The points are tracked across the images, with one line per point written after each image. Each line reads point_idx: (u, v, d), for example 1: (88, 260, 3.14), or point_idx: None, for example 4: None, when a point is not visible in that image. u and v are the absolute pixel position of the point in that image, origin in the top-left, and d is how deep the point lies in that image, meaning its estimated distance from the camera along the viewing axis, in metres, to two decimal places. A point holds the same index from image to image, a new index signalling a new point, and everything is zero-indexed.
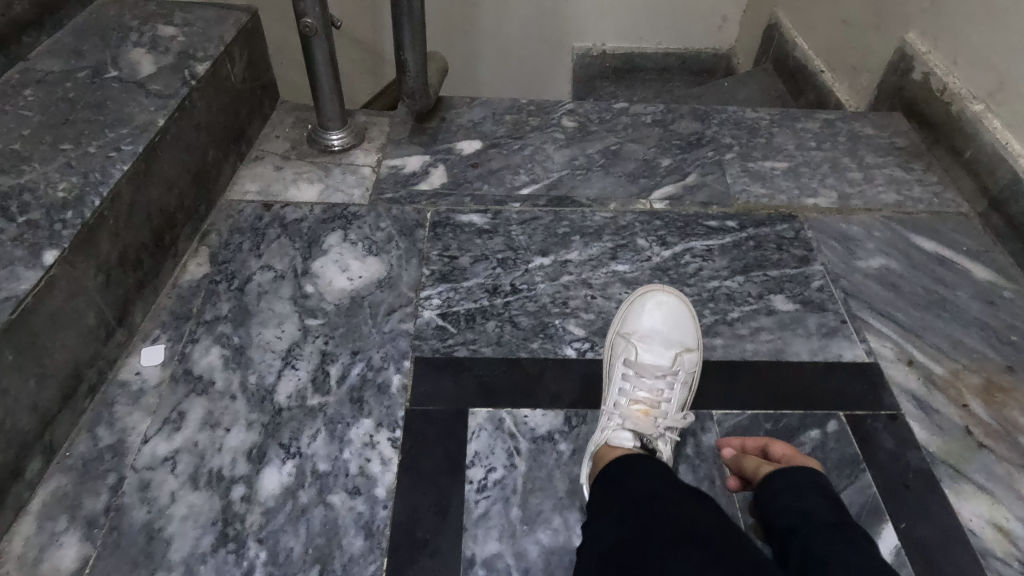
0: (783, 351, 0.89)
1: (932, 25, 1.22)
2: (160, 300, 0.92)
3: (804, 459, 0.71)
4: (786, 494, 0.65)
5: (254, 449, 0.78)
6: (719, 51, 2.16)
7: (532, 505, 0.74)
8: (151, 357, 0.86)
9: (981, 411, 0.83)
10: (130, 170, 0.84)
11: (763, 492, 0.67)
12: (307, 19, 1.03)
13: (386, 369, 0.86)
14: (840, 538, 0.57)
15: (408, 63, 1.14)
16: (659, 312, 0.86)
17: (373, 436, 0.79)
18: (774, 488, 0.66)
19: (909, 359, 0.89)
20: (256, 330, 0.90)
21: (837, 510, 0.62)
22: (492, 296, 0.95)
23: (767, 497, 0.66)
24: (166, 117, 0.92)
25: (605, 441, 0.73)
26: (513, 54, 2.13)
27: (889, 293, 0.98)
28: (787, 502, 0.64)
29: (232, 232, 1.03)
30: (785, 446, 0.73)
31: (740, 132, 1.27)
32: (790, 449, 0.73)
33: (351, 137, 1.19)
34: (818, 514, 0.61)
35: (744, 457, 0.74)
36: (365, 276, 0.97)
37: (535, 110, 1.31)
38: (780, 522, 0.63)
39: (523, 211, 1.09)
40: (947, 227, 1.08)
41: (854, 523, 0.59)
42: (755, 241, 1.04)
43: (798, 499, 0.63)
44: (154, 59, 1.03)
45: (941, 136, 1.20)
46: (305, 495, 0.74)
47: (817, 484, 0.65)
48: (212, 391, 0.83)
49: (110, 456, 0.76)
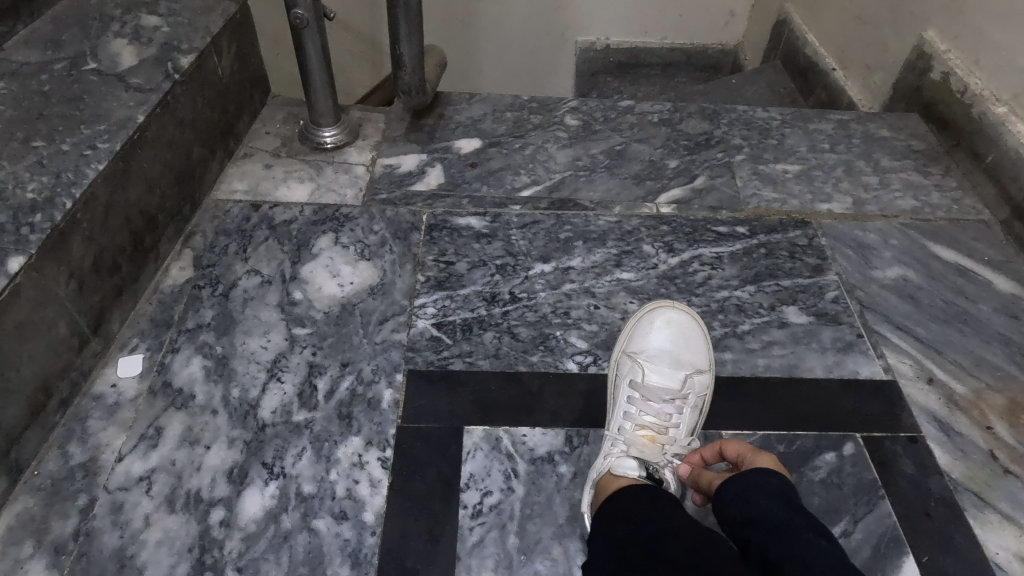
0: (797, 367, 0.84)
1: (953, 23, 1.16)
2: (140, 306, 0.88)
3: (760, 455, 0.64)
4: (736, 502, 0.59)
5: (235, 469, 0.73)
6: (726, 47, 2.11)
7: (530, 532, 0.70)
8: (127, 368, 0.81)
9: (1007, 435, 0.78)
10: (106, 170, 0.79)
11: (716, 503, 0.61)
12: (297, 10, 0.97)
13: (377, 384, 0.81)
14: (794, 541, 0.51)
15: (404, 57, 1.09)
16: (667, 330, 0.82)
17: (361, 456, 0.74)
18: (725, 497, 0.60)
19: (929, 377, 0.84)
20: (241, 339, 0.85)
21: (793, 508, 0.56)
22: (490, 305, 0.90)
23: (720, 509, 0.61)
24: (147, 113, 0.87)
25: (608, 469, 0.68)
26: (515, 47, 2.07)
27: (907, 305, 0.93)
28: (738, 511, 0.58)
29: (218, 233, 0.98)
30: (739, 444, 0.67)
31: (751, 133, 1.22)
32: (745, 446, 0.67)
33: (345, 134, 1.14)
34: (766, 516, 0.55)
35: (700, 470, 0.68)
36: (356, 282, 0.93)
37: (537, 108, 1.25)
38: (736, 534, 0.57)
39: (523, 214, 1.04)
40: (967, 235, 1.03)
41: (806, 519, 0.54)
42: (766, 248, 1.00)
43: (748, 504, 0.58)
44: (136, 51, 0.97)
45: (961, 138, 1.15)
46: (288, 519, 0.70)
47: (763, 480, 0.59)
48: (192, 405, 0.78)
49: (81, 475, 0.71)
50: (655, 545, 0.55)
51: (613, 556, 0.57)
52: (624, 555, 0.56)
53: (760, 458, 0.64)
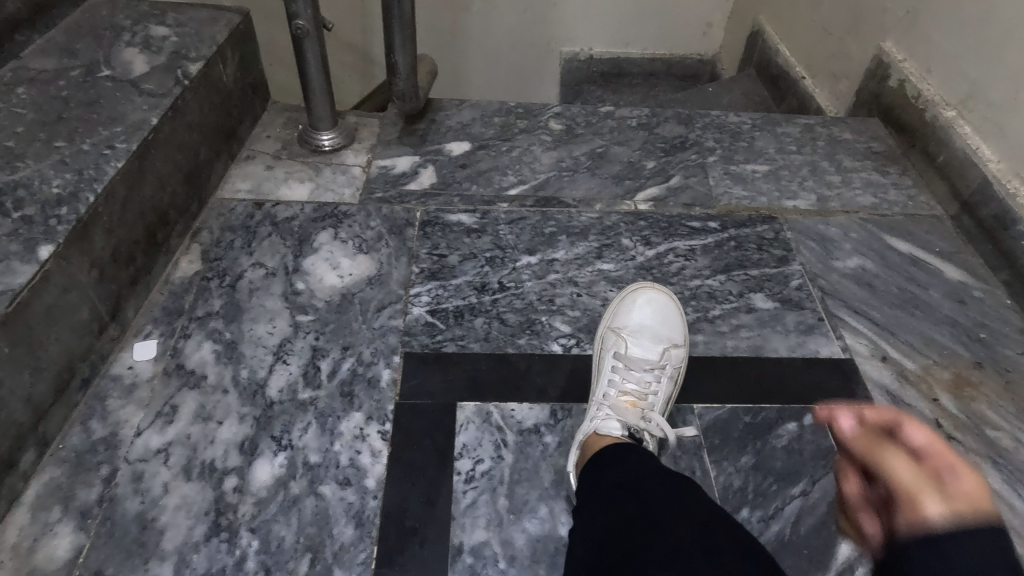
0: (762, 348, 0.92)
1: (908, 35, 1.26)
2: (153, 296, 0.94)
3: (965, 478, 0.47)
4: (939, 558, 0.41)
5: (246, 441, 0.79)
6: (704, 57, 2.21)
7: (518, 494, 0.77)
8: (143, 352, 0.87)
9: (951, 405, 0.86)
10: (125, 167, 0.86)
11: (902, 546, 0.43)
12: (299, 21, 1.04)
13: (376, 364, 0.88)
14: None
15: (398, 65, 1.16)
16: (648, 308, 0.90)
17: (363, 429, 0.81)
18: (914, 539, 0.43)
19: (883, 355, 0.92)
20: (248, 326, 0.91)
21: None
22: (481, 294, 0.97)
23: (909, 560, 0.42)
24: (159, 116, 0.93)
25: (594, 430, 0.76)
26: (504, 58, 2.15)
27: (865, 292, 1.01)
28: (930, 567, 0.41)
29: (224, 229, 1.04)
30: (926, 436, 0.52)
31: (723, 136, 1.30)
32: (935, 441, 0.51)
33: (342, 137, 1.21)
34: None
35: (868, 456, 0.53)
36: (356, 273, 0.99)
37: (523, 113, 1.33)
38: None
39: (510, 211, 1.11)
40: (921, 230, 1.12)
41: None
42: (736, 241, 1.07)
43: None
44: (147, 59, 1.04)
45: (916, 140, 1.24)
46: (297, 486, 0.76)
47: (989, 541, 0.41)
48: (204, 385, 0.84)
49: (103, 448, 0.77)
50: (649, 481, 0.64)
51: (620, 479, 0.66)
52: (627, 485, 0.65)
53: (961, 475, 0.47)
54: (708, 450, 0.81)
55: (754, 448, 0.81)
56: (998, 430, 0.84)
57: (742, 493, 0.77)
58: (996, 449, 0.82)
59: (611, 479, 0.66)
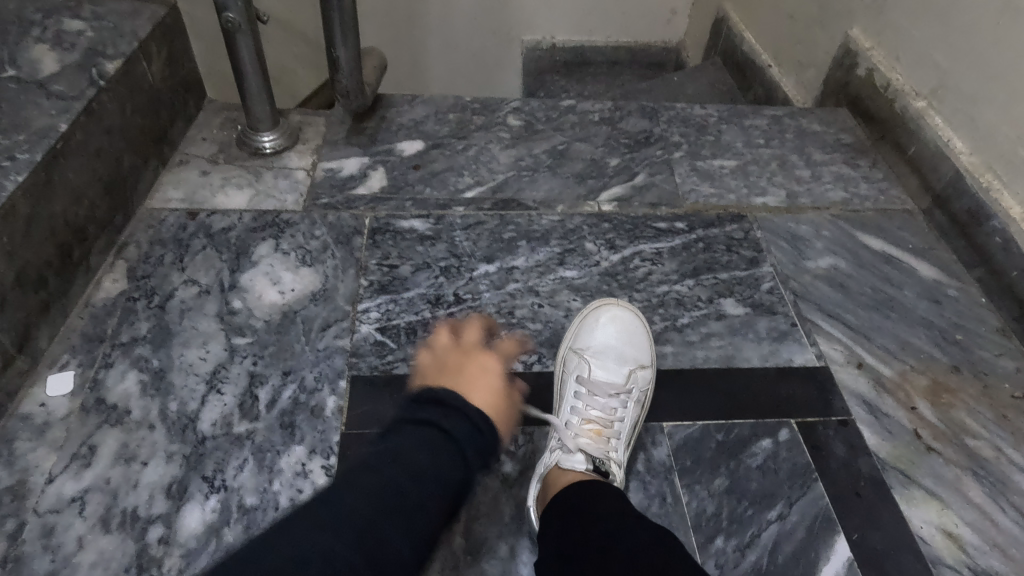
0: (734, 358, 0.87)
1: (875, 21, 1.21)
2: (71, 322, 0.85)
3: None
4: None
5: (174, 484, 0.72)
6: (669, 45, 2.16)
7: (477, 532, 0.70)
8: (58, 386, 0.78)
9: (930, 414, 0.83)
10: (27, 182, 0.76)
11: None
12: (229, 14, 0.95)
13: (320, 392, 0.80)
14: None
15: (340, 61, 1.07)
16: (613, 326, 0.85)
17: (305, 464, 0.74)
18: None
19: (859, 361, 0.88)
20: (178, 351, 0.83)
21: None
22: (435, 307, 0.90)
23: None
24: (70, 122, 0.84)
25: (556, 464, 0.72)
26: (462, 47, 2.07)
27: (838, 294, 0.97)
28: None
29: (153, 243, 0.95)
30: None
31: (689, 130, 1.25)
32: None
33: (284, 138, 1.12)
34: None
35: None
36: (298, 289, 0.91)
37: (480, 108, 1.26)
38: None
39: (466, 215, 1.04)
40: (894, 225, 1.08)
41: None
42: (704, 243, 1.02)
43: None
44: (58, 57, 0.94)
45: (885, 131, 1.20)
46: (230, 533, 0.69)
47: None
48: (128, 421, 0.76)
49: (8, 500, 0.69)
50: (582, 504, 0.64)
51: (561, 513, 0.64)
52: (569, 513, 0.63)
53: None
54: (679, 473, 0.76)
55: (727, 469, 0.76)
56: (978, 439, 0.80)
57: (716, 521, 0.72)
58: (977, 459, 0.78)
59: (554, 517, 0.64)
